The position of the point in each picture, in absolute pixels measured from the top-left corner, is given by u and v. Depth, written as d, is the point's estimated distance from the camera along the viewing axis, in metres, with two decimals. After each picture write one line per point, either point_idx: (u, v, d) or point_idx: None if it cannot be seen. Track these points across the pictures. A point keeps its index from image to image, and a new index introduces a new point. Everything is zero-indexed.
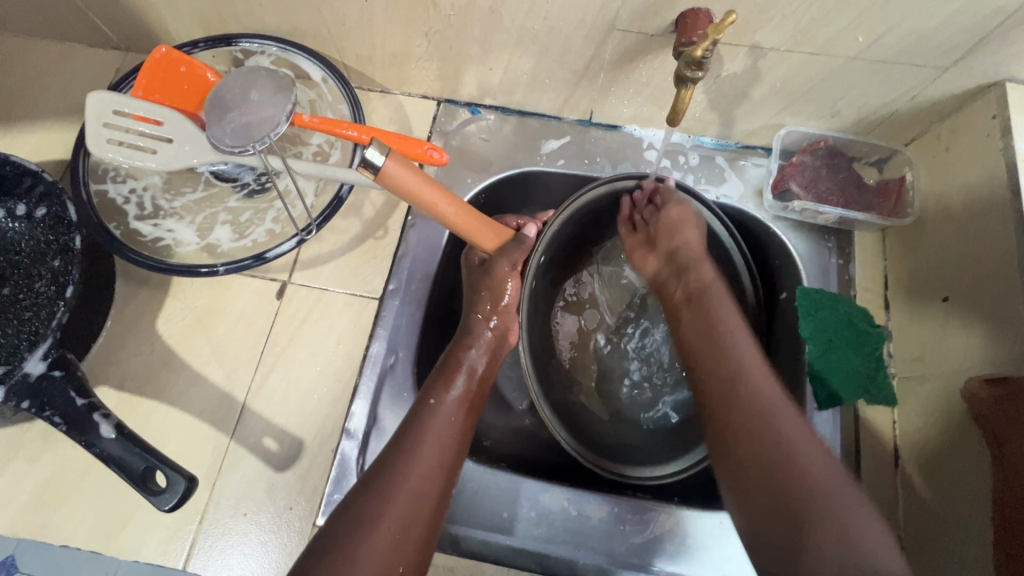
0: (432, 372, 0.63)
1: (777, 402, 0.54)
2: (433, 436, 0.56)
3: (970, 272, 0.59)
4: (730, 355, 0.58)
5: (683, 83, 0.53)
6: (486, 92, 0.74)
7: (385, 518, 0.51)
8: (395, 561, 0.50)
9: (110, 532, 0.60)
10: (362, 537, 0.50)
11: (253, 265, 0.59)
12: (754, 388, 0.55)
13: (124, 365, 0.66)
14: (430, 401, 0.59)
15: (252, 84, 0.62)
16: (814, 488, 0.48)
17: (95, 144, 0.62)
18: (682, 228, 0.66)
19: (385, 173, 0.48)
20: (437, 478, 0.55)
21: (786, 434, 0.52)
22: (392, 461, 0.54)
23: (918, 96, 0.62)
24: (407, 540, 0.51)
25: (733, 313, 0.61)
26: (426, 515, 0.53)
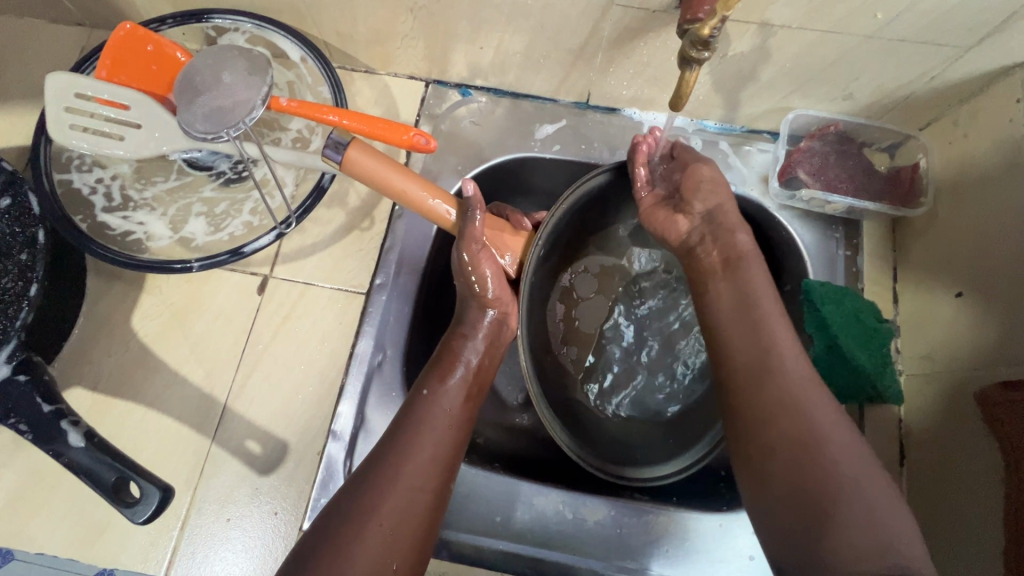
0: (429, 363, 0.58)
1: (808, 379, 0.48)
2: (430, 429, 0.52)
3: (986, 267, 0.56)
4: (760, 325, 0.51)
5: (687, 64, 0.49)
6: (476, 72, 0.70)
7: (379, 514, 0.47)
8: (390, 561, 0.46)
9: (88, 539, 0.58)
10: (354, 535, 0.45)
11: (229, 260, 0.56)
12: (783, 365, 0.49)
13: (97, 365, 0.63)
14: (424, 392, 0.55)
15: (223, 64, 0.57)
16: (843, 478, 0.43)
17: (57, 131, 0.57)
18: (713, 188, 0.59)
19: (347, 159, 0.50)
20: (436, 473, 0.51)
21: (811, 408, 0.46)
22: (386, 455, 0.50)
23: (936, 77, 0.59)
24: (403, 540, 0.47)
25: (765, 282, 0.54)
26: (424, 512, 0.49)
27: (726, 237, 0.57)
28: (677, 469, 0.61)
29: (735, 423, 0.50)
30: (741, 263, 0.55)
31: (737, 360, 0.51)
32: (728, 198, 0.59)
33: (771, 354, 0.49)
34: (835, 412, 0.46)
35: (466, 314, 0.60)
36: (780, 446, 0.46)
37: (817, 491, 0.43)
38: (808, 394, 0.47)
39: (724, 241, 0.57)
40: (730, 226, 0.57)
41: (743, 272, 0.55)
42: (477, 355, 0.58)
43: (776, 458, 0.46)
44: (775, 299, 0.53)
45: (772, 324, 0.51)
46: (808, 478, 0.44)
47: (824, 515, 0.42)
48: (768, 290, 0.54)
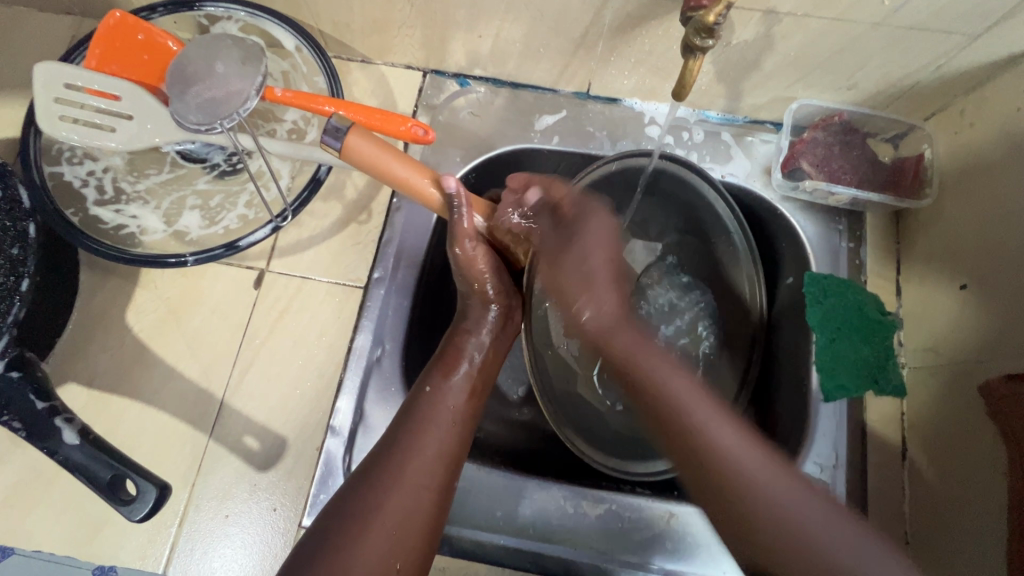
0: (432, 359, 0.57)
1: (748, 451, 0.49)
2: (434, 426, 0.51)
3: (991, 259, 0.56)
4: (694, 419, 0.50)
5: (691, 52, 0.48)
6: (475, 62, 0.69)
7: (382, 512, 0.46)
8: (393, 560, 0.45)
9: (85, 537, 0.58)
10: (357, 534, 0.45)
11: (224, 254, 0.55)
12: (743, 463, 0.48)
13: (92, 361, 0.62)
14: (427, 389, 0.54)
15: (216, 53, 0.56)
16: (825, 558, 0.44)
17: (47, 122, 0.56)
18: (575, 285, 0.57)
19: (346, 146, 0.49)
20: (440, 472, 0.50)
21: (761, 487, 0.47)
22: (389, 453, 0.50)
23: (942, 66, 0.58)
24: (407, 539, 0.46)
25: (672, 367, 0.53)
26: (427, 511, 0.48)
27: (619, 348, 0.55)
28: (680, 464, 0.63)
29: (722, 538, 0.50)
30: (653, 359, 0.54)
31: (697, 464, 0.49)
32: (606, 300, 0.56)
33: (720, 450, 0.49)
34: (787, 479, 0.47)
35: (468, 309, 0.60)
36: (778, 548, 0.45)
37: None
38: (773, 485, 0.47)
39: (619, 334, 0.55)
40: (608, 317, 0.56)
41: (667, 377, 0.52)
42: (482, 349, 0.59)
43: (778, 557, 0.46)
44: (692, 386, 0.52)
45: (701, 414, 0.50)
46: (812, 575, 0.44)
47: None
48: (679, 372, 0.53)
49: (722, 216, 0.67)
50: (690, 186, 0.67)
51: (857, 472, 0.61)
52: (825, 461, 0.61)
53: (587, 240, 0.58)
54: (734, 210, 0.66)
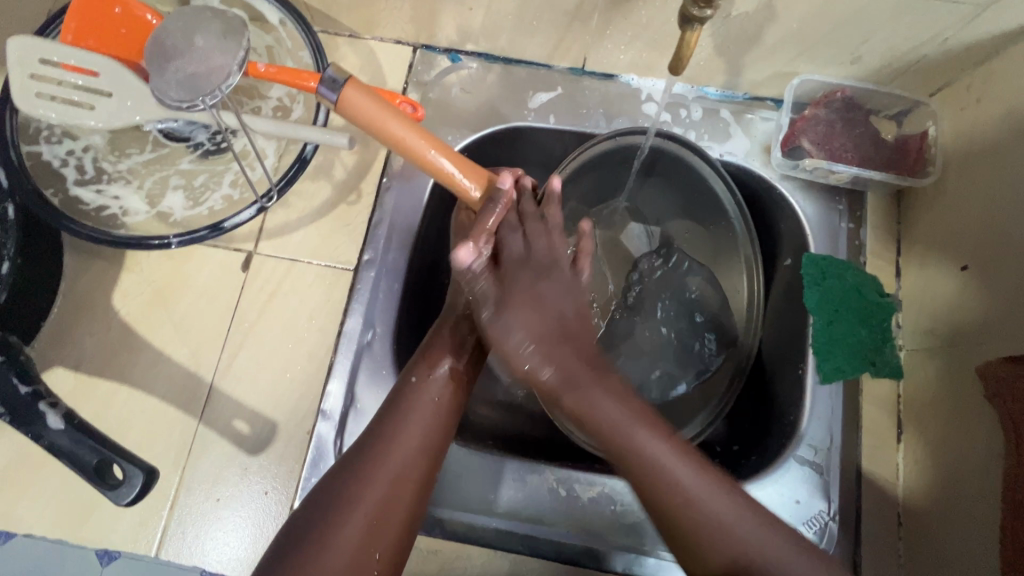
0: (418, 349, 0.56)
1: (722, 499, 0.45)
2: (415, 420, 0.50)
3: (993, 240, 0.55)
4: (650, 462, 0.46)
5: (688, 23, 0.46)
6: (467, 36, 0.66)
7: (361, 503, 0.46)
8: (373, 550, 0.45)
9: (76, 519, 0.58)
10: (335, 524, 0.45)
11: (209, 236, 0.53)
12: (700, 506, 0.44)
13: (79, 344, 0.61)
14: (412, 379, 0.53)
15: (195, 26, 0.54)
16: None
17: (22, 99, 0.54)
18: (493, 325, 0.50)
19: (344, 96, 0.46)
20: (420, 466, 0.49)
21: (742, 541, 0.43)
22: (371, 444, 0.49)
23: (949, 39, 0.55)
24: (386, 529, 0.46)
25: (620, 399, 0.47)
26: (407, 503, 0.48)
27: (570, 393, 0.47)
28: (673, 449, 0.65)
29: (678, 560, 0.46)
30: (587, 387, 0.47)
31: (675, 522, 0.45)
32: (514, 326, 0.49)
33: (697, 506, 0.44)
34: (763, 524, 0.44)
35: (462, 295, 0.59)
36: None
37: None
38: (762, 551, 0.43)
39: (572, 368, 0.48)
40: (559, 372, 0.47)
41: (591, 397, 0.47)
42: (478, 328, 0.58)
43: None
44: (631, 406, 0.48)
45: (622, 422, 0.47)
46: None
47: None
48: (613, 399, 0.47)
49: (722, 198, 0.66)
50: (686, 164, 0.65)
51: (852, 454, 0.61)
52: (819, 444, 0.61)
53: (525, 281, 0.50)
54: (736, 189, 0.65)
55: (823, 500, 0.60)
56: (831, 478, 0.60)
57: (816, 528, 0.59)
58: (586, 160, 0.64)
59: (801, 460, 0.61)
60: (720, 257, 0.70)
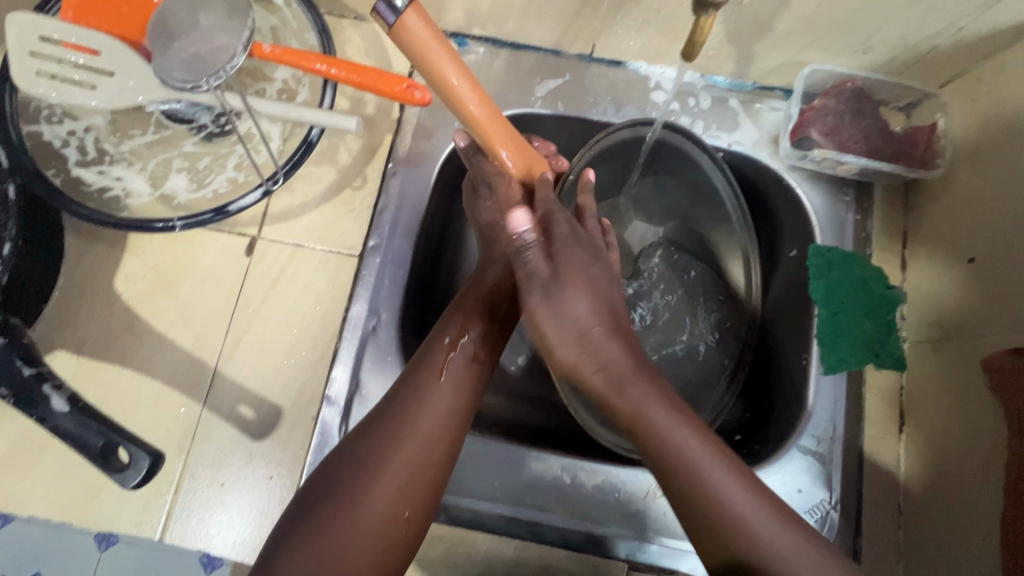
0: (450, 309, 0.57)
1: (743, 495, 0.43)
2: (448, 378, 0.51)
3: (999, 233, 0.55)
4: (677, 457, 0.44)
5: (703, 9, 0.45)
6: (475, 19, 0.65)
7: (393, 463, 0.46)
8: (402, 510, 0.45)
9: (80, 502, 0.58)
10: (367, 482, 0.45)
11: (214, 219, 0.53)
12: (732, 506, 0.43)
13: (82, 328, 0.61)
14: (445, 340, 0.53)
15: (199, 5, 0.52)
16: None
17: (22, 78, 0.52)
18: (572, 332, 0.47)
19: (398, 26, 0.39)
20: (451, 425, 0.49)
21: (749, 528, 0.42)
22: (401, 403, 0.49)
23: (964, 29, 0.55)
24: (417, 490, 0.46)
25: (650, 395, 0.45)
26: (440, 461, 0.48)
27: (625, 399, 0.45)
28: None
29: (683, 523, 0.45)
30: (632, 385, 0.45)
31: (694, 505, 0.44)
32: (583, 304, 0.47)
33: (711, 491, 0.43)
34: (780, 517, 0.43)
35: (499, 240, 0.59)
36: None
37: None
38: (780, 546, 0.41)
39: (615, 365, 0.46)
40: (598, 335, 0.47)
41: (639, 399, 0.45)
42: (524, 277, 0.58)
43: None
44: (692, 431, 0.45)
45: (648, 408, 0.45)
46: None
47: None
48: (660, 404, 0.45)
49: (719, 186, 0.67)
50: (688, 154, 0.66)
51: (854, 443, 0.61)
52: (822, 434, 0.61)
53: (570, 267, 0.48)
54: (732, 181, 0.66)
55: (824, 489, 0.60)
56: (834, 468, 0.61)
57: (817, 516, 0.59)
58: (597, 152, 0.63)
59: (804, 450, 0.61)
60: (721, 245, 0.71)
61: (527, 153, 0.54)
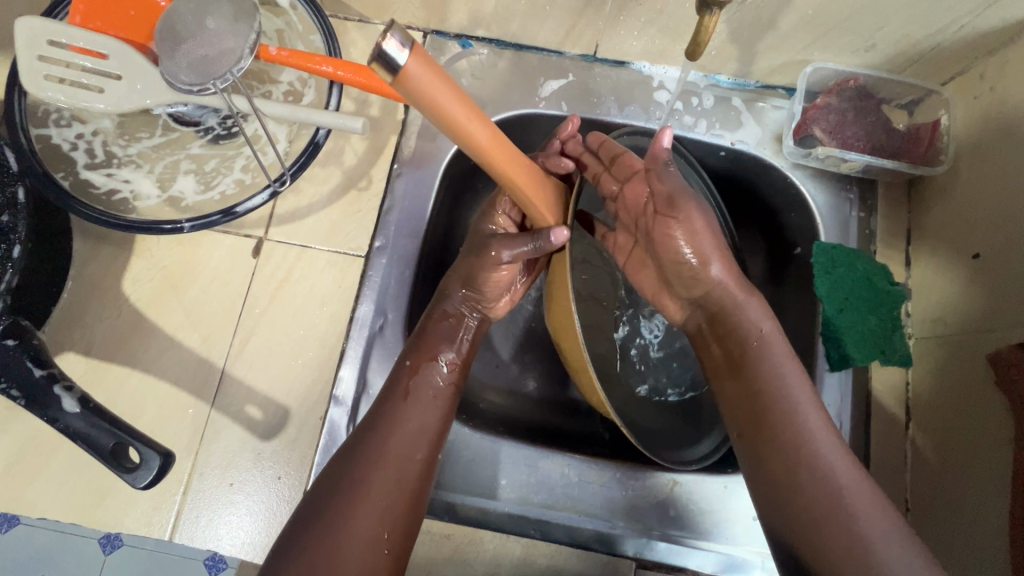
0: (412, 336, 0.56)
1: (815, 417, 0.48)
2: (415, 402, 0.51)
3: (1004, 229, 0.55)
4: (768, 364, 0.50)
5: (707, 8, 0.45)
6: (478, 21, 0.66)
7: (369, 483, 0.46)
8: (382, 529, 0.46)
9: (89, 504, 0.58)
10: (346, 504, 0.45)
11: (222, 221, 0.53)
12: (801, 416, 0.47)
13: (90, 330, 0.61)
14: (407, 364, 0.53)
15: (206, 8, 0.53)
16: (851, 525, 0.43)
17: (31, 81, 0.53)
18: (688, 236, 0.52)
19: (405, 74, 0.32)
20: (423, 447, 0.50)
21: (810, 439, 0.47)
22: (375, 426, 0.49)
23: (965, 27, 0.55)
24: (395, 510, 0.47)
25: (767, 317, 0.52)
26: (414, 484, 0.48)
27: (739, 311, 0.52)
28: (712, 449, 0.61)
29: (741, 421, 0.50)
30: (742, 299, 0.52)
31: (765, 401, 0.49)
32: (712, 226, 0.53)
33: (790, 400, 0.48)
34: (839, 446, 0.47)
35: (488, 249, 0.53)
36: (794, 483, 0.46)
37: (809, 538, 0.44)
38: (831, 464, 0.46)
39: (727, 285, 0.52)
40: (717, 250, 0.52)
41: (743, 307, 0.52)
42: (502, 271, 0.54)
43: (777, 478, 0.47)
44: (801, 374, 0.50)
45: (761, 322, 0.51)
46: (814, 510, 0.44)
47: (822, 566, 0.43)
48: (770, 324, 0.52)
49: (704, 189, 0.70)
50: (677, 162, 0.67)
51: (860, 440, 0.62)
52: None
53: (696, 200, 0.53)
54: (710, 183, 0.66)
55: None
56: None
57: None
58: None
59: None
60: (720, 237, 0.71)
61: (539, 182, 0.48)
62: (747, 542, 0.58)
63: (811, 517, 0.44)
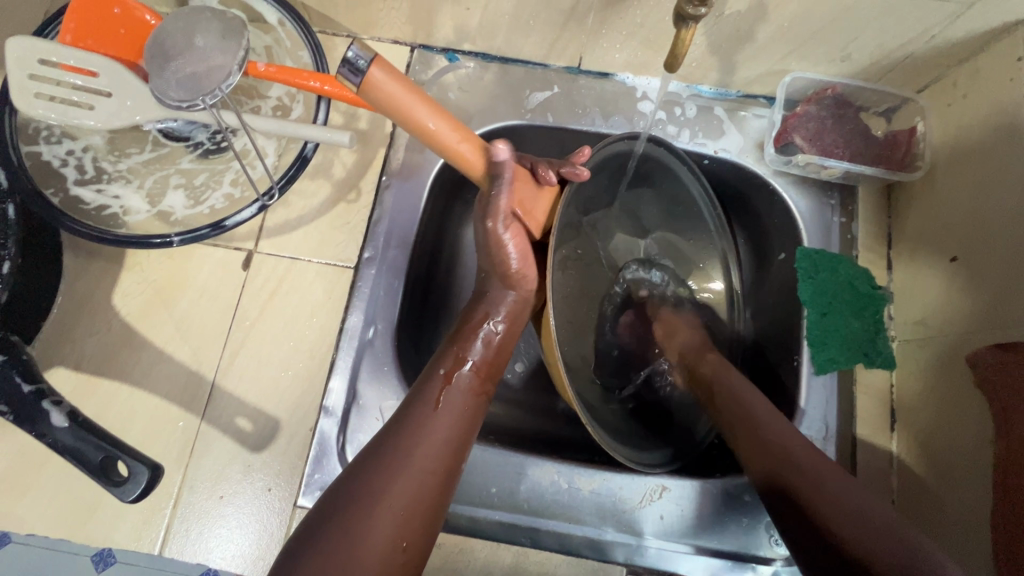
0: (446, 339, 0.55)
1: (772, 419, 0.54)
2: (444, 409, 0.50)
3: (980, 233, 0.56)
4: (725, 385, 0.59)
5: (683, 22, 0.46)
6: (464, 35, 0.67)
7: (390, 494, 0.45)
8: (399, 539, 0.44)
9: (79, 519, 0.58)
10: (364, 514, 0.43)
11: (211, 234, 0.53)
12: (757, 420, 0.54)
13: (80, 345, 0.61)
14: (440, 371, 0.52)
15: (195, 26, 0.54)
16: (826, 500, 0.47)
17: (22, 99, 0.53)
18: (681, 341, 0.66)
19: (369, 81, 0.38)
20: (447, 457, 0.49)
21: (773, 438, 0.52)
22: (397, 434, 0.48)
23: (936, 37, 0.56)
24: (414, 519, 0.45)
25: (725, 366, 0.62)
26: (434, 495, 0.47)
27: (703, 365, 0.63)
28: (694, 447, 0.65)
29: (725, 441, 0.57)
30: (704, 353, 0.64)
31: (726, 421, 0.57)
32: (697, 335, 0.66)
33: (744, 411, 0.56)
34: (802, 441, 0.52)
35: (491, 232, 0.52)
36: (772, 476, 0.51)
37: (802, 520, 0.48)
38: (796, 454, 0.51)
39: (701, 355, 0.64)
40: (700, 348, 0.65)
41: (704, 357, 0.63)
42: (514, 261, 0.53)
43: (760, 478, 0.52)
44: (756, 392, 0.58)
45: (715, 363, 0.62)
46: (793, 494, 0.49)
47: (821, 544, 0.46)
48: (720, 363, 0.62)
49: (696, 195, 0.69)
50: (668, 166, 0.66)
51: (846, 443, 0.62)
52: (815, 434, 0.62)
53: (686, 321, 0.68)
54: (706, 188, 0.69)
55: None
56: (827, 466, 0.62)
57: None
58: (597, 162, 0.57)
59: None
60: (699, 245, 0.73)
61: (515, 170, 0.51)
62: (737, 545, 0.59)
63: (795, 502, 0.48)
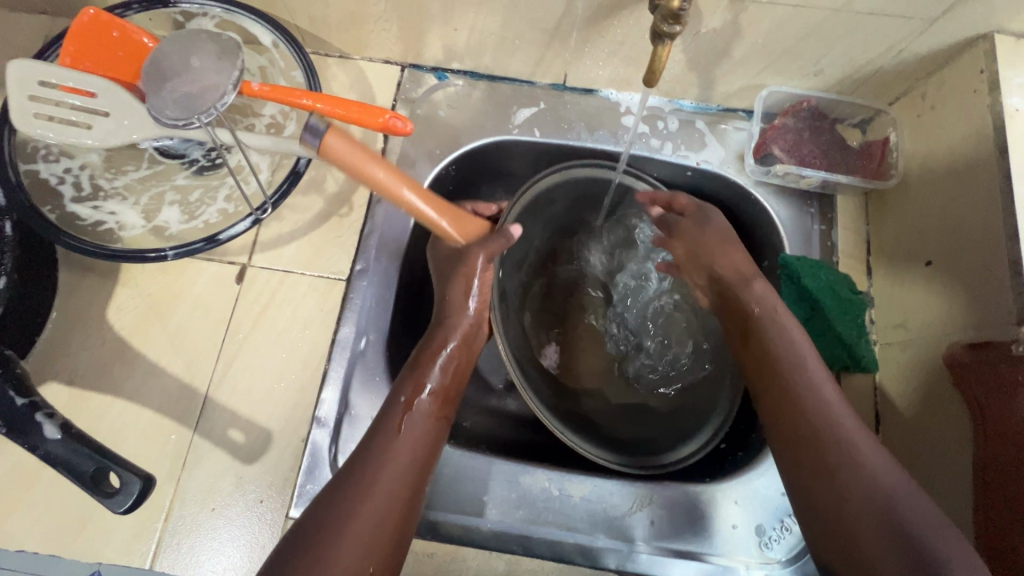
0: (406, 365, 0.57)
1: (839, 408, 0.49)
2: (405, 434, 0.51)
3: (952, 237, 0.58)
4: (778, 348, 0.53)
5: (660, 39, 0.48)
6: (452, 54, 0.70)
7: (355, 518, 0.45)
8: (368, 562, 0.45)
9: (70, 534, 0.57)
10: (329, 538, 0.44)
11: (204, 248, 0.55)
12: (813, 408, 0.49)
13: (74, 359, 0.62)
14: (401, 399, 0.53)
15: (191, 48, 0.56)
16: (894, 516, 0.42)
17: (21, 120, 0.55)
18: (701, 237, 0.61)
19: (324, 143, 0.46)
20: (411, 479, 0.49)
21: (838, 435, 0.47)
22: (361, 460, 0.49)
23: (904, 51, 0.59)
24: (381, 542, 0.46)
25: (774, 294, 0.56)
26: (398, 519, 0.47)
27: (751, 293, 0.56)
28: (689, 453, 0.64)
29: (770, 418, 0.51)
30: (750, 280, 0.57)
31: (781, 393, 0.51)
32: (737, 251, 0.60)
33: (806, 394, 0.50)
34: (870, 443, 0.47)
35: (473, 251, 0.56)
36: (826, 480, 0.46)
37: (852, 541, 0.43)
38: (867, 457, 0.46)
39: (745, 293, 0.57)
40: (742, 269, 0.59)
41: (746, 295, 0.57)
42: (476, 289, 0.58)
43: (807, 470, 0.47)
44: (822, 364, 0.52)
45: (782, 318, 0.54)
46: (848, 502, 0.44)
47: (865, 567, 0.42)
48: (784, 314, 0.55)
49: None
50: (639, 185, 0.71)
51: None
52: None
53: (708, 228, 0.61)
54: None
55: None
56: None
57: None
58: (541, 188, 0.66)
59: None
60: None
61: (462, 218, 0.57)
62: (726, 551, 0.59)
63: (849, 518, 0.44)
